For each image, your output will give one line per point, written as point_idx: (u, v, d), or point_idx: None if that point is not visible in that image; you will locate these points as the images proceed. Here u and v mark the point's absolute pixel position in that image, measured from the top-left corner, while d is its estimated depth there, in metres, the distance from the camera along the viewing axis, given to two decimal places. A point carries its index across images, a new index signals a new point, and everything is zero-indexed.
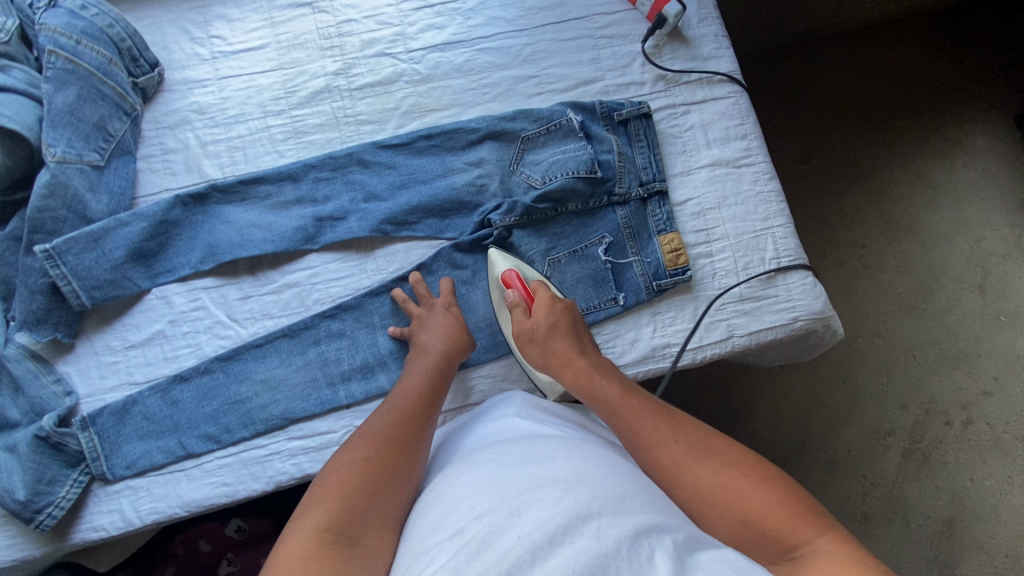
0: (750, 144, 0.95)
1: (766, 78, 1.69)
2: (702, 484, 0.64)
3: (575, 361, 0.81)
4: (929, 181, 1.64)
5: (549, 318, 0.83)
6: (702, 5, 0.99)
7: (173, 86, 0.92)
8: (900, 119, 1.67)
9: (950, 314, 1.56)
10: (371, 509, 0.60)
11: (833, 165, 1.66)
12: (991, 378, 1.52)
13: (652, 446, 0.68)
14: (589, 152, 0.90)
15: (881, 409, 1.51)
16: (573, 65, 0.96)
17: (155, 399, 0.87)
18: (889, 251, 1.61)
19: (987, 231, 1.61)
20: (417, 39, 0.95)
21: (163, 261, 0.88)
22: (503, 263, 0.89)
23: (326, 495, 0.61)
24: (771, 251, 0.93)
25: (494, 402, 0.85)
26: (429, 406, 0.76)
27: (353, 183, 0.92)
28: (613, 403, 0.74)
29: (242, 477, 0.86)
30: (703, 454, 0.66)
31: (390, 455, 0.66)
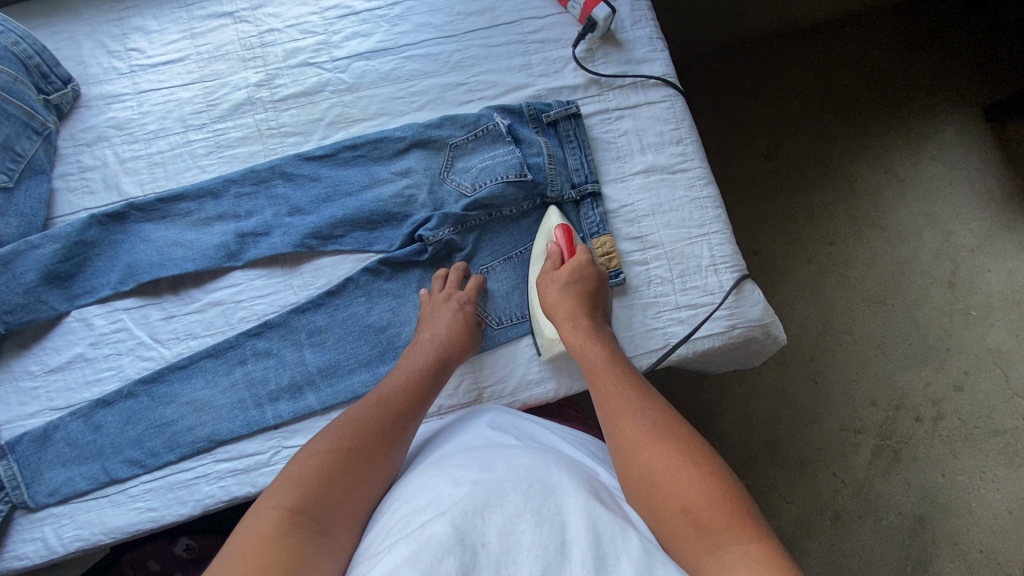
0: (686, 148, 0.93)
1: (728, 75, 1.67)
2: (652, 467, 0.62)
3: (578, 320, 0.80)
4: (896, 175, 1.62)
5: (573, 275, 0.83)
6: (637, 6, 0.96)
7: (90, 101, 0.90)
8: (864, 114, 1.65)
9: (919, 309, 1.55)
10: (338, 502, 0.63)
11: (798, 162, 1.64)
12: (961, 373, 1.51)
13: (620, 415, 0.68)
14: (518, 155, 0.88)
15: (849, 408, 1.50)
16: (504, 71, 0.94)
17: (76, 424, 0.85)
18: (857, 246, 1.59)
19: (956, 225, 1.59)
20: (341, 48, 0.93)
21: (81, 282, 0.86)
22: (557, 218, 0.89)
23: (294, 481, 0.63)
24: (708, 258, 0.91)
25: (480, 407, 0.83)
26: (415, 401, 0.76)
27: (277, 196, 0.89)
28: (601, 371, 0.75)
29: (169, 501, 0.85)
30: (666, 439, 0.64)
31: (368, 449, 0.68)
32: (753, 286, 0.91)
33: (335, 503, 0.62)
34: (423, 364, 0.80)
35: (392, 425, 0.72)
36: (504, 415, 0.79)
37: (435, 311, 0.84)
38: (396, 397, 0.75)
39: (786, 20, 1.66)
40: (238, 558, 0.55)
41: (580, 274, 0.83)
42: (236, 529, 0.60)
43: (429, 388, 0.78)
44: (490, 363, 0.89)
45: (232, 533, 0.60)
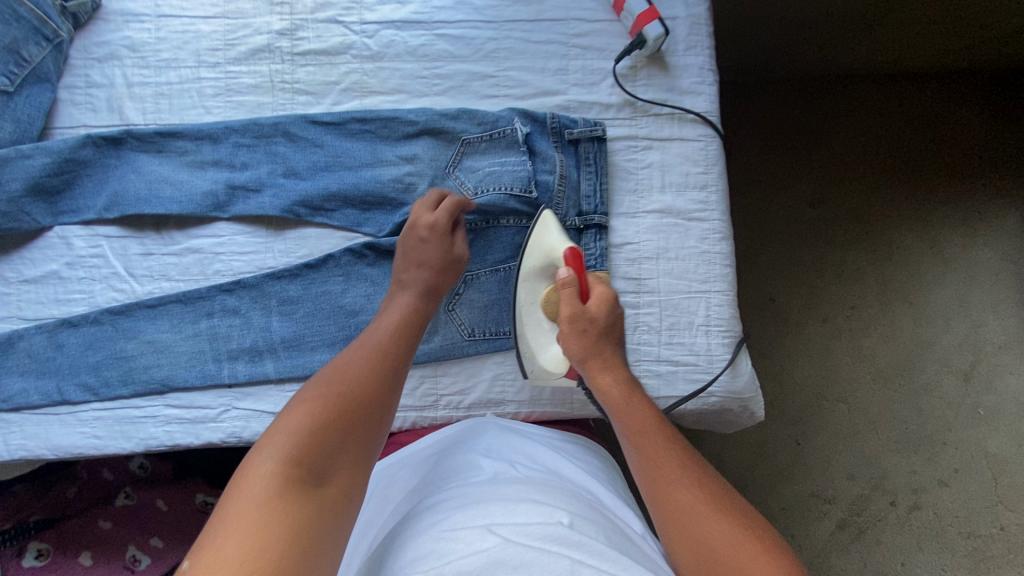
0: (709, 197, 0.87)
1: (790, 110, 1.56)
2: (717, 542, 0.59)
3: (618, 370, 0.75)
4: (941, 253, 1.52)
5: (605, 319, 0.76)
6: (696, 30, 0.87)
7: (109, 15, 0.87)
8: (923, 182, 1.53)
9: (925, 396, 1.47)
10: (337, 449, 0.61)
11: (841, 217, 1.54)
12: (950, 470, 1.44)
13: (673, 483, 0.65)
14: (527, 169, 0.84)
15: (823, 478, 1.45)
16: (536, 72, 0.88)
17: (40, 338, 0.86)
18: (878, 317, 1.51)
19: (990, 319, 1.49)
20: (373, 11, 0.87)
21: (68, 200, 0.85)
22: (563, 239, 0.80)
23: (286, 432, 0.60)
24: (702, 317, 0.86)
25: (473, 428, 0.82)
26: (407, 342, 0.74)
27: (276, 155, 0.86)
28: (649, 431, 0.70)
29: (115, 433, 0.86)
30: (724, 510, 0.62)
31: (360, 392, 0.66)
32: (742, 356, 0.87)
33: (333, 450, 0.61)
34: (410, 302, 0.77)
35: (382, 367, 0.70)
36: (498, 431, 0.81)
37: (418, 246, 0.79)
38: (384, 341, 0.72)
39: (869, 62, 1.52)
40: (235, 519, 0.53)
41: (609, 315, 0.77)
42: (227, 489, 0.57)
43: (417, 325, 0.76)
44: (452, 372, 0.87)
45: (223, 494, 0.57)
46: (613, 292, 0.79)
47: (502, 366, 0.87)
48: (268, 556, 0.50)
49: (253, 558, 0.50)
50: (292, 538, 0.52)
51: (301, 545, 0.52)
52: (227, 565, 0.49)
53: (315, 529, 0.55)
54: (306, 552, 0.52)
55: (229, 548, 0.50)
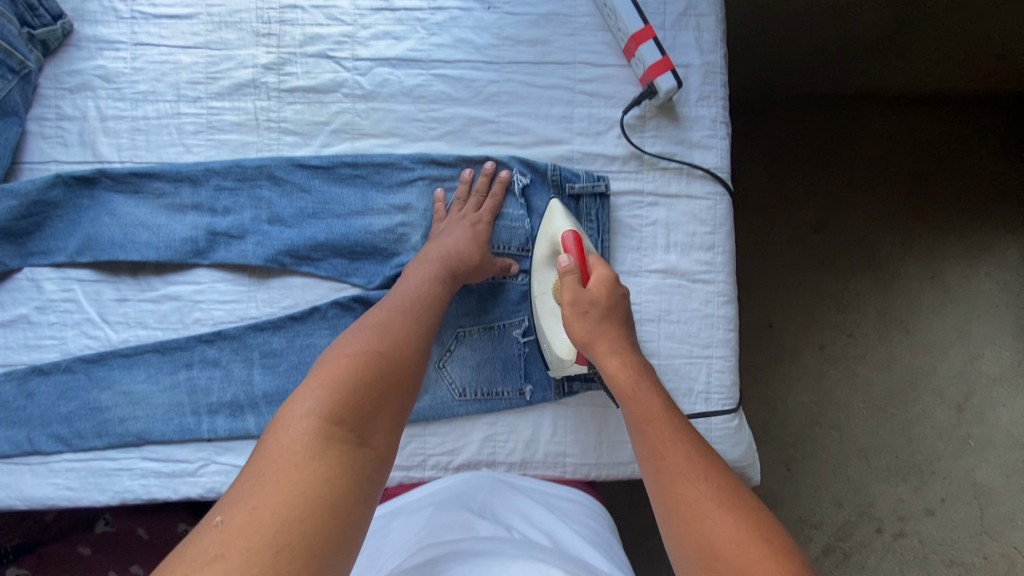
0: (715, 258, 0.83)
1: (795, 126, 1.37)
2: (722, 539, 0.53)
3: (619, 355, 0.69)
4: (941, 278, 1.37)
5: (602, 299, 0.71)
6: (710, 79, 0.82)
7: (81, 42, 0.80)
8: (932, 207, 1.37)
9: (917, 425, 1.34)
10: (375, 409, 0.58)
11: (844, 240, 1.38)
12: (937, 499, 1.32)
13: (676, 473, 0.58)
14: (525, 226, 0.83)
15: (810, 501, 1.32)
16: (540, 119, 0.83)
17: (9, 386, 0.81)
18: (875, 344, 1.36)
19: (987, 349, 1.36)
20: (366, 47, 0.81)
21: (37, 241, 0.80)
22: (565, 222, 0.76)
23: (322, 388, 0.58)
24: (702, 383, 0.83)
25: (470, 482, 0.78)
26: (437, 310, 0.71)
27: (261, 200, 0.81)
28: (652, 417, 0.63)
29: (88, 485, 0.82)
30: (734, 506, 0.55)
31: (395, 356, 0.63)
32: (741, 424, 0.84)
33: (372, 411, 0.58)
34: (438, 273, 0.74)
35: (416, 332, 0.67)
36: (497, 486, 0.78)
37: (448, 226, 0.79)
38: (419, 300, 0.70)
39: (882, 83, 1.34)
40: (271, 477, 0.51)
41: (612, 298, 0.72)
42: (262, 441, 0.55)
43: (445, 288, 0.73)
44: (442, 432, 0.85)
45: (256, 446, 0.55)
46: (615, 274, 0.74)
47: (494, 427, 0.84)
48: (304, 518, 0.48)
49: (289, 522, 0.48)
50: (328, 503, 0.50)
51: (339, 509, 0.51)
52: (261, 531, 0.47)
53: (347, 487, 0.52)
54: (340, 518, 0.50)
55: (265, 509, 0.48)
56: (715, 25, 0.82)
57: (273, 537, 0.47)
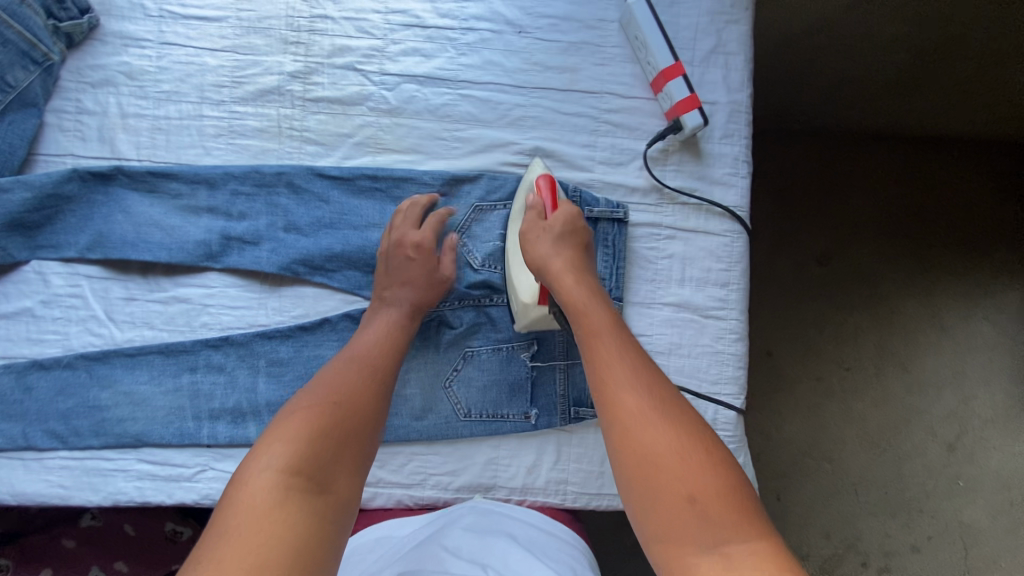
0: (729, 295, 0.83)
1: (813, 163, 1.35)
2: (655, 444, 0.59)
3: (576, 276, 0.73)
4: (941, 320, 1.34)
5: (565, 228, 0.74)
6: (734, 118, 0.83)
7: (106, 37, 0.80)
8: (936, 249, 1.34)
9: (907, 462, 1.32)
10: (335, 458, 0.60)
11: (848, 277, 1.35)
12: (923, 537, 1.30)
13: (620, 385, 0.63)
14: None
15: (797, 532, 1.30)
16: (563, 145, 0.83)
17: (8, 379, 0.80)
18: (872, 380, 1.34)
19: (981, 391, 1.33)
20: (395, 62, 0.81)
21: (47, 235, 0.79)
22: (541, 170, 0.79)
23: (284, 440, 0.59)
24: (709, 419, 0.83)
25: (454, 518, 0.76)
26: (394, 355, 0.72)
27: (277, 206, 0.80)
28: (601, 332, 0.68)
29: (81, 485, 0.81)
30: (670, 415, 0.60)
31: (355, 405, 0.64)
32: (744, 463, 0.84)
33: (332, 459, 0.59)
34: (398, 321, 0.75)
35: (377, 380, 0.68)
36: (476, 521, 0.75)
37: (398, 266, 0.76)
38: (377, 352, 0.71)
39: (895, 124, 1.31)
40: (237, 536, 0.51)
41: (573, 227, 0.75)
42: (223, 502, 0.55)
43: (402, 342, 0.74)
44: (444, 452, 0.84)
45: (217, 509, 0.55)
46: (580, 211, 0.77)
47: (497, 450, 0.84)
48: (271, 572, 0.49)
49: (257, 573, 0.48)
50: (297, 553, 0.51)
51: (305, 557, 0.51)
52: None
53: (315, 537, 0.53)
54: (312, 562, 0.52)
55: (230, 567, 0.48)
56: (742, 65, 0.83)
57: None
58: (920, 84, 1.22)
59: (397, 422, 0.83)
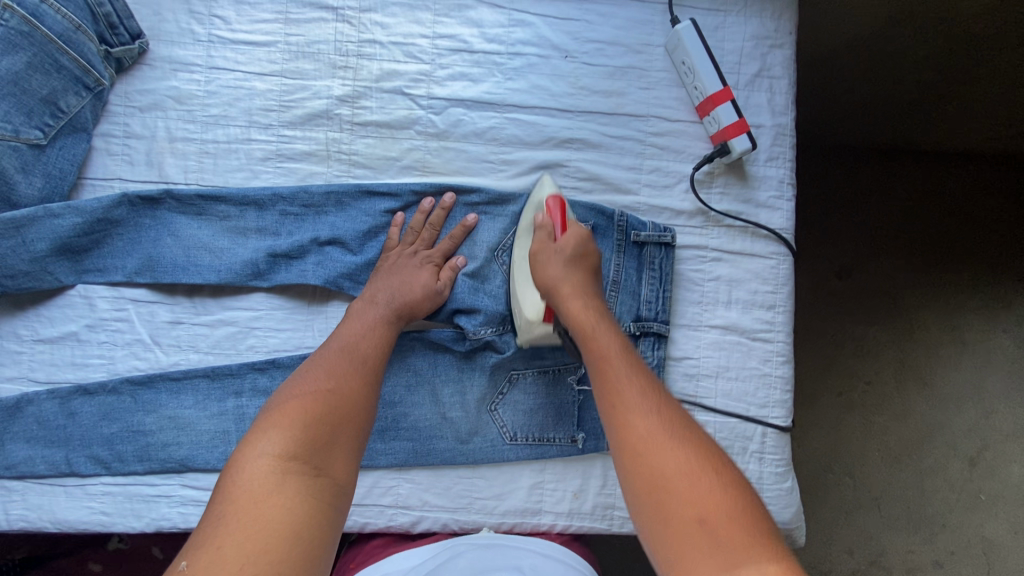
0: (775, 318, 0.83)
1: (834, 179, 1.35)
2: (669, 472, 0.59)
3: (585, 296, 0.73)
4: (960, 334, 1.33)
5: (576, 250, 0.75)
6: (779, 141, 0.83)
7: (155, 62, 0.80)
8: (952, 262, 1.32)
9: (930, 478, 1.30)
10: (329, 441, 0.61)
11: (866, 293, 1.33)
12: (946, 553, 1.28)
13: (630, 408, 0.63)
14: None
15: (821, 548, 1.28)
16: (609, 167, 0.83)
17: (52, 405, 0.79)
18: (893, 395, 1.32)
19: (1002, 405, 1.31)
20: (443, 86, 0.82)
21: (93, 259, 0.78)
22: (551, 188, 0.79)
23: (277, 427, 0.60)
24: (757, 443, 0.82)
25: (456, 551, 0.74)
26: (385, 346, 0.73)
27: (324, 228, 0.80)
28: (612, 354, 0.68)
29: (124, 511, 0.80)
30: (681, 439, 0.61)
31: (345, 391, 0.65)
32: (792, 486, 0.83)
33: (326, 443, 0.61)
34: (386, 317, 0.74)
35: (366, 368, 0.69)
36: (478, 557, 0.71)
37: (403, 266, 0.78)
38: (366, 342, 0.71)
39: (909, 138, 1.30)
40: (234, 522, 0.52)
41: (584, 250, 0.76)
42: (218, 491, 0.56)
43: (391, 332, 0.74)
44: (489, 475, 0.83)
45: (213, 495, 0.56)
46: (588, 232, 0.78)
47: (543, 474, 0.83)
48: (270, 554, 0.50)
49: (254, 557, 0.50)
50: (292, 533, 0.53)
51: (304, 538, 0.53)
52: (228, 570, 0.48)
53: (310, 517, 0.55)
54: (307, 541, 0.53)
55: (228, 550, 0.50)
56: (787, 88, 0.84)
57: (240, 572, 0.48)
58: (940, 99, 1.20)
59: (443, 446, 0.83)
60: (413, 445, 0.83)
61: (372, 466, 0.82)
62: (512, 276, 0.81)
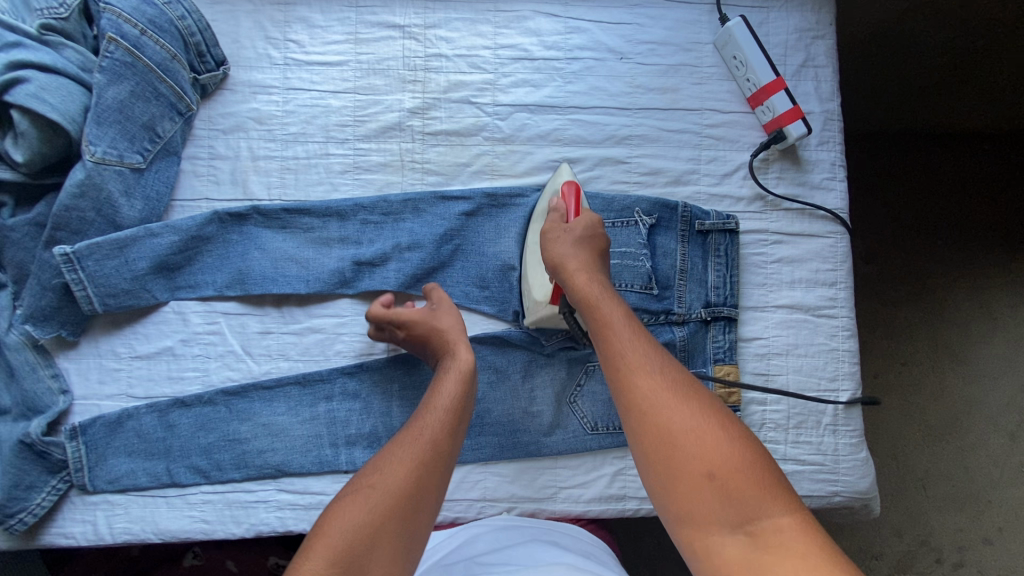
0: (837, 294, 0.87)
1: (868, 165, 1.33)
2: (676, 430, 0.60)
3: (591, 272, 0.73)
4: (992, 310, 1.31)
5: (586, 233, 0.75)
6: (829, 125, 0.87)
7: (236, 86, 0.84)
8: (979, 240, 1.31)
9: (971, 454, 1.28)
10: (374, 548, 0.57)
11: (895, 274, 1.32)
12: (995, 529, 1.25)
13: (637, 372, 0.64)
14: (647, 265, 0.84)
15: (868, 530, 1.25)
16: (670, 160, 0.87)
17: (151, 418, 0.82)
18: (929, 374, 1.30)
19: None
20: (507, 94, 0.86)
21: (186, 275, 0.82)
22: (568, 176, 0.82)
23: (323, 539, 0.56)
24: (829, 416, 0.85)
25: (475, 529, 0.79)
26: (451, 422, 0.67)
27: (404, 233, 0.84)
28: (613, 322, 0.68)
29: (224, 518, 0.82)
30: (689, 396, 0.62)
31: (394, 491, 0.60)
32: (866, 457, 0.86)
33: (371, 549, 0.56)
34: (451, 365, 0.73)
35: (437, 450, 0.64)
36: (495, 538, 0.75)
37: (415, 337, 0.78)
38: (422, 424, 0.66)
39: (935, 116, 1.29)
40: None
41: (593, 234, 0.76)
42: None
43: (462, 404, 0.70)
44: (571, 465, 0.86)
45: None
46: (600, 219, 0.78)
47: (624, 461, 0.86)
48: None
49: None
50: None
51: None
52: None
53: None
54: None
55: None
56: (832, 76, 0.88)
57: None
58: (963, 77, 1.22)
59: (526, 439, 0.85)
60: (498, 439, 0.85)
61: (460, 462, 0.85)
62: (524, 259, 0.84)
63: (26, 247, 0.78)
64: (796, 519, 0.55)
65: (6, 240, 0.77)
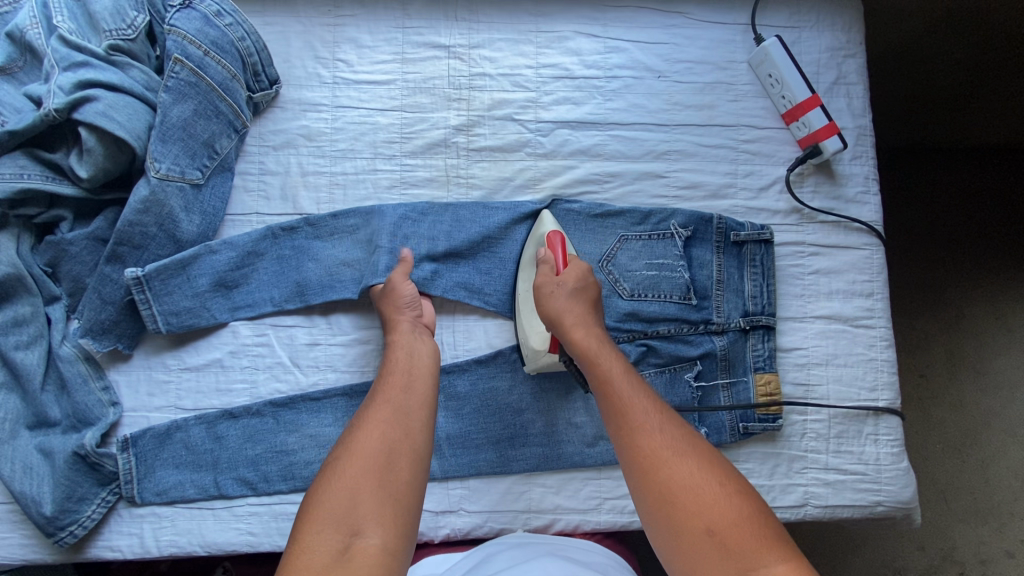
0: (875, 305, 0.88)
1: (894, 181, 1.35)
2: (675, 482, 0.60)
3: (588, 324, 0.74)
4: (1007, 322, 1.32)
5: (579, 286, 0.76)
6: (863, 141, 0.90)
7: (286, 104, 0.87)
8: (995, 255, 1.33)
9: (992, 466, 1.27)
10: (367, 500, 0.58)
11: (912, 291, 1.33)
12: (1019, 543, 1.23)
13: (636, 429, 0.65)
14: (685, 276, 0.86)
15: (893, 543, 1.23)
16: (708, 173, 0.89)
17: (199, 430, 0.83)
18: (947, 386, 1.30)
19: None
20: (549, 111, 0.89)
21: (243, 292, 0.84)
22: (551, 223, 0.84)
23: (319, 503, 0.58)
24: (870, 425, 0.86)
25: (492, 546, 0.76)
26: (417, 379, 0.70)
27: (450, 246, 0.86)
28: (612, 377, 0.69)
29: (270, 530, 0.82)
30: (687, 453, 0.63)
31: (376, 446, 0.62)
32: (908, 467, 0.86)
33: (363, 503, 0.57)
34: (413, 339, 0.74)
35: (414, 404, 0.67)
36: (515, 555, 0.72)
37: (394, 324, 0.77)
38: (392, 387, 0.68)
39: (955, 134, 1.32)
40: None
41: (584, 284, 0.77)
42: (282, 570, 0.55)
43: (422, 360, 0.72)
44: (615, 476, 0.86)
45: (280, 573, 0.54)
46: (589, 267, 0.79)
47: None
48: None
49: None
50: None
51: None
52: None
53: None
54: None
55: None
56: (863, 93, 0.91)
57: None
58: (974, 93, 1.22)
59: (570, 449, 0.86)
60: (543, 451, 0.86)
61: (506, 472, 0.85)
62: (517, 306, 0.85)
63: (84, 261, 0.80)
64: (794, 571, 0.54)
65: (65, 253, 0.79)
